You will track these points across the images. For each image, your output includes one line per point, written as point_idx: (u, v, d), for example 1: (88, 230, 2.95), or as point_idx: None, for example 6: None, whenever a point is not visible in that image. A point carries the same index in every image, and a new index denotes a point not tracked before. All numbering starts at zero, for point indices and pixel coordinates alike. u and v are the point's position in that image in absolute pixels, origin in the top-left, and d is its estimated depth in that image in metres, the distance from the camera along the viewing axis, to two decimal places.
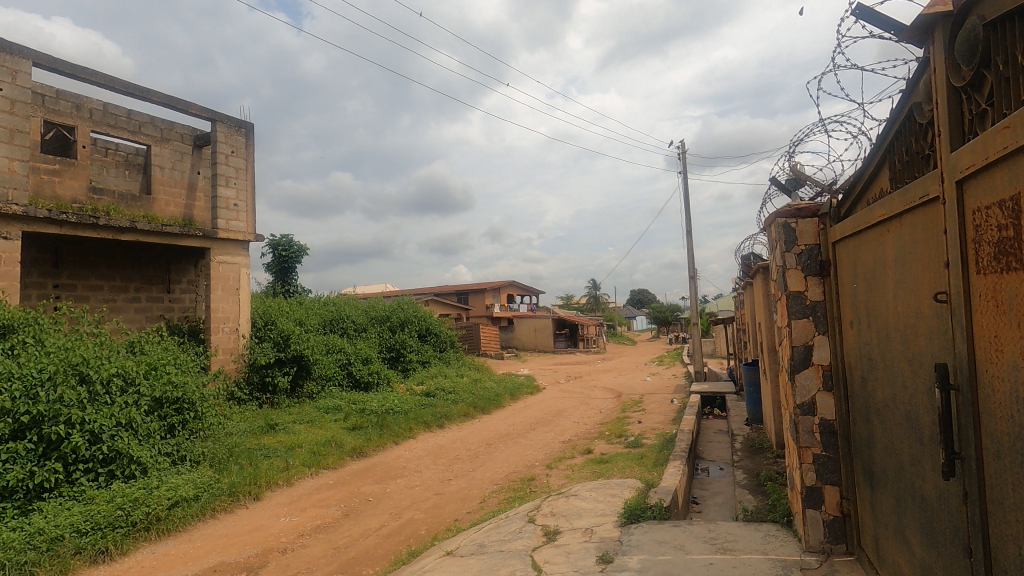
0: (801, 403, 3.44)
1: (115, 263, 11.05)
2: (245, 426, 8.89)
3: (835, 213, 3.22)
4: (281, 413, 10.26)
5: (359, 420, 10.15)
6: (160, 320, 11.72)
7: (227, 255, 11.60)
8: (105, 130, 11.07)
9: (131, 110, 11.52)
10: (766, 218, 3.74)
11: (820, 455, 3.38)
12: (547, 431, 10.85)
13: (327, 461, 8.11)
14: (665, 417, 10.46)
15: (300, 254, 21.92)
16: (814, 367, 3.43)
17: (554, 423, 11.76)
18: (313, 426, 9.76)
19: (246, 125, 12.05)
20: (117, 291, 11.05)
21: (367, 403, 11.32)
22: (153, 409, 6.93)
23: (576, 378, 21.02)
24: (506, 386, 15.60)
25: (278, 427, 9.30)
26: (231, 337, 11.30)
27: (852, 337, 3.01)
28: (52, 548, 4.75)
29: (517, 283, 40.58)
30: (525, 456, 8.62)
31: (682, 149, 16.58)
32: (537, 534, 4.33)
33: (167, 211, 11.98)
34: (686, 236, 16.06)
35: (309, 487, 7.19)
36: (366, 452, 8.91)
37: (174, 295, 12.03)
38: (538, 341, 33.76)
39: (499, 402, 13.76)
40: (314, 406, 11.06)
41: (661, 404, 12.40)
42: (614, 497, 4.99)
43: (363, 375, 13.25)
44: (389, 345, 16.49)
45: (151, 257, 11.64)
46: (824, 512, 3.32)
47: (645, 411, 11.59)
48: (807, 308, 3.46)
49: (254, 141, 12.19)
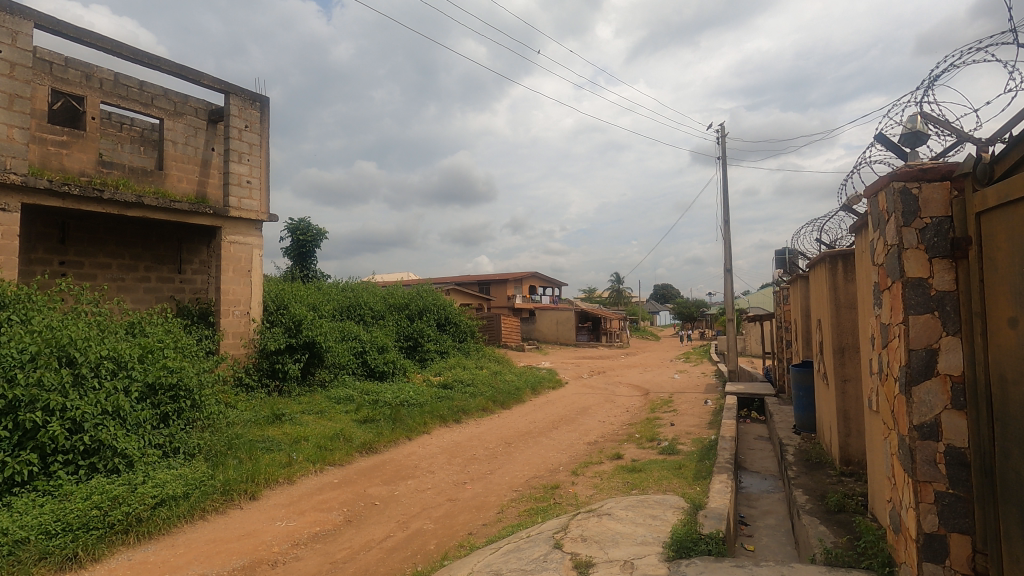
0: (918, 424, 2.65)
1: (124, 240, 10.62)
2: (249, 416, 8.36)
3: (985, 172, 2.40)
4: (290, 403, 9.73)
5: (371, 412, 9.55)
6: (170, 301, 11.31)
7: (239, 235, 11.07)
8: (116, 102, 10.61)
9: (144, 82, 11.04)
10: (874, 183, 2.93)
11: (945, 493, 2.58)
12: (570, 430, 10.12)
13: (333, 457, 7.51)
14: (700, 420, 9.63)
15: (319, 238, 21.55)
16: (939, 378, 2.62)
17: (578, 421, 11.01)
18: (322, 418, 9.18)
19: (261, 99, 11.41)
20: (127, 269, 10.64)
21: (380, 394, 10.74)
22: (146, 396, 6.36)
23: (600, 373, 20.20)
24: (527, 380, 14.90)
25: (285, 417, 8.76)
26: (242, 320, 10.80)
27: (1014, 340, 2.20)
28: (12, 552, 4.23)
29: (539, 275, 39.92)
30: (546, 459, 7.89)
31: (723, 133, 15.49)
32: (565, 565, 3.61)
33: (180, 188, 11.52)
34: (724, 227, 15.06)
35: (312, 486, 6.60)
36: (376, 448, 8.28)
37: (185, 276, 11.62)
38: (560, 334, 32.98)
39: (518, 396, 13.09)
40: (325, 396, 10.52)
41: (694, 405, 11.55)
42: (655, 520, 4.23)
43: (377, 365, 12.67)
44: (406, 333, 15.93)
45: (163, 235, 11.20)
46: (948, 568, 2.55)
47: (677, 412, 10.75)
48: (931, 300, 2.65)
49: (270, 116, 11.60)
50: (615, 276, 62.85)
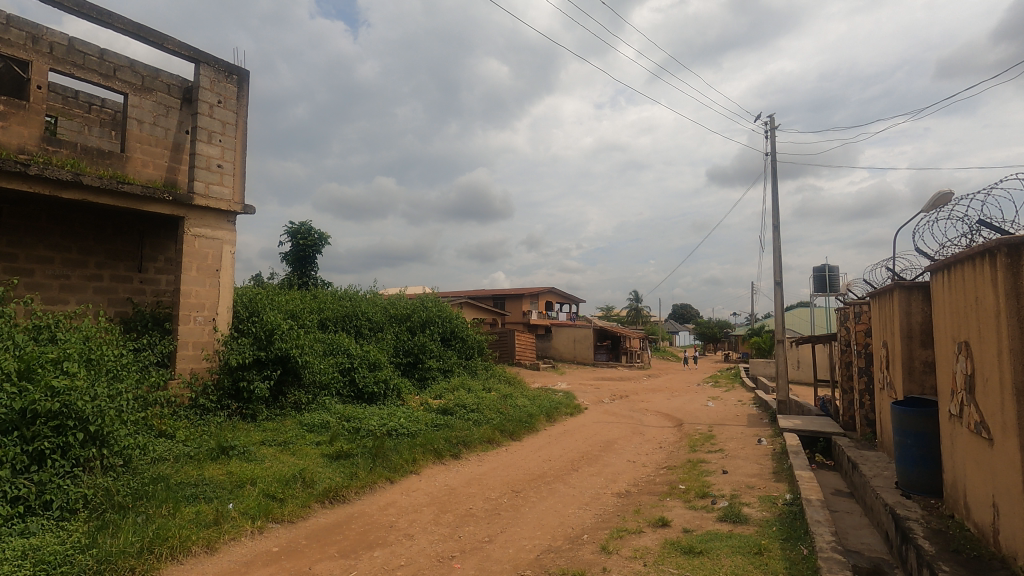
0: None
1: (72, 231, 9.05)
2: (185, 451, 6.58)
3: None
4: (249, 431, 7.95)
5: (347, 445, 7.73)
6: (126, 305, 9.68)
7: (207, 228, 9.40)
8: (68, 70, 9.15)
9: (105, 50, 9.58)
10: None
11: None
12: (595, 473, 8.15)
13: (281, 510, 5.65)
14: (761, 467, 7.59)
15: (320, 243, 20.10)
16: None
17: (603, 460, 9.02)
18: (284, 452, 7.33)
19: (239, 71, 9.87)
20: (73, 266, 9.05)
21: (364, 421, 8.92)
22: (12, 428, 4.61)
23: (623, 397, 18.14)
24: (541, 405, 12.97)
25: (235, 450, 6.94)
26: (204, 328, 9.10)
27: None
28: None
29: (556, 291, 38.26)
30: (566, 521, 5.94)
31: (772, 126, 13.57)
32: None
33: (144, 173, 9.97)
34: (773, 235, 13.10)
35: (237, 560, 4.74)
36: (344, 496, 6.38)
37: (146, 276, 10.03)
38: (577, 352, 30.98)
39: (531, 426, 11.15)
40: (297, 422, 8.73)
41: (744, 444, 9.52)
42: None
43: (366, 385, 10.87)
44: (406, 348, 14.16)
45: (120, 227, 9.63)
46: None
47: (727, 454, 8.71)
48: None
49: (249, 92, 10.01)
50: (634, 294, 60.96)
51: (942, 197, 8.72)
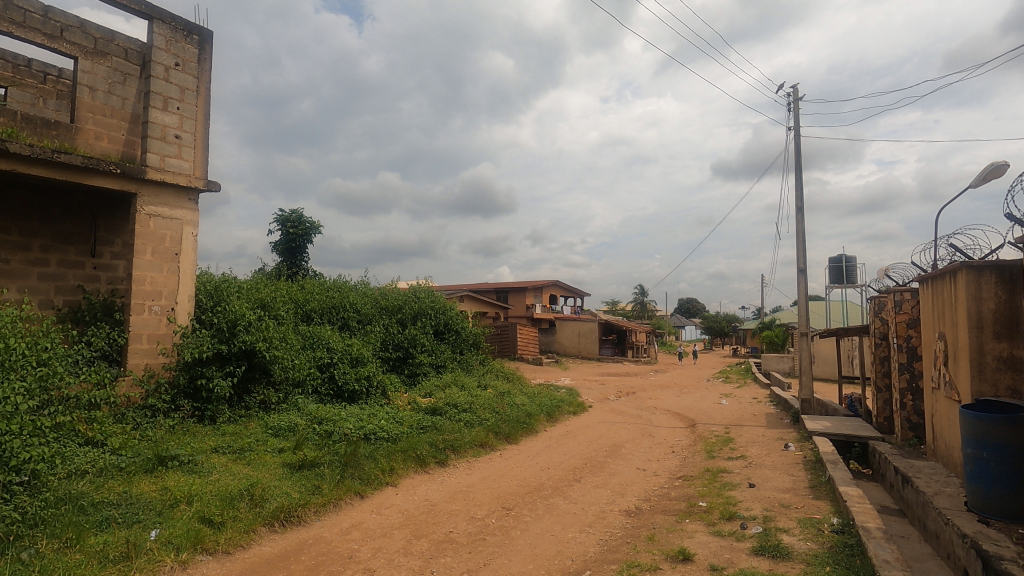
0: None
1: (11, 210, 8.03)
2: (113, 463, 5.55)
3: None
4: (202, 437, 6.92)
5: (313, 453, 6.71)
6: (77, 293, 8.67)
7: (163, 206, 8.35)
8: (6, 29, 8.11)
9: (50, 8, 8.54)
10: None
11: None
12: (599, 485, 7.09)
13: (214, 539, 4.62)
14: (795, 480, 6.51)
15: (311, 231, 19.07)
16: None
17: (609, 468, 7.96)
18: (237, 462, 6.31)
19: (199, 30, 8.84)
20: (13, 249, 8.05)
21: (338, 423, 7.89)
22: None
23: (630, 394, 17.04)
24: (541, 403, 11.92)
25: (177, 461, 5.93)
26: (160, 319, 8.09)
27: None
28: None
29: (561, 284, 37.17)
30: (564, 550, 4.88)
31: (796, 97, 12.35)
32: None
33: (97, 146, 8.93)
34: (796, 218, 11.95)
35: None
36: (301, 517, 5.35)
37: (101, 261, 9.01)
38: (582, 347, 29.85)
39: (530, 426, 10.12)
40: (262, 425, 7.70)
41: (769, 449, 8.44)
42: None
43: (346, 382, 9.86)
44: (396, 342, 13.17)
45: (69, 206, 8.62)
46: None
47: (751, 462, 7.63)
48: None
49: (211, 54, 8.97)
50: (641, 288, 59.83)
51: (997, 169, 7.57)
